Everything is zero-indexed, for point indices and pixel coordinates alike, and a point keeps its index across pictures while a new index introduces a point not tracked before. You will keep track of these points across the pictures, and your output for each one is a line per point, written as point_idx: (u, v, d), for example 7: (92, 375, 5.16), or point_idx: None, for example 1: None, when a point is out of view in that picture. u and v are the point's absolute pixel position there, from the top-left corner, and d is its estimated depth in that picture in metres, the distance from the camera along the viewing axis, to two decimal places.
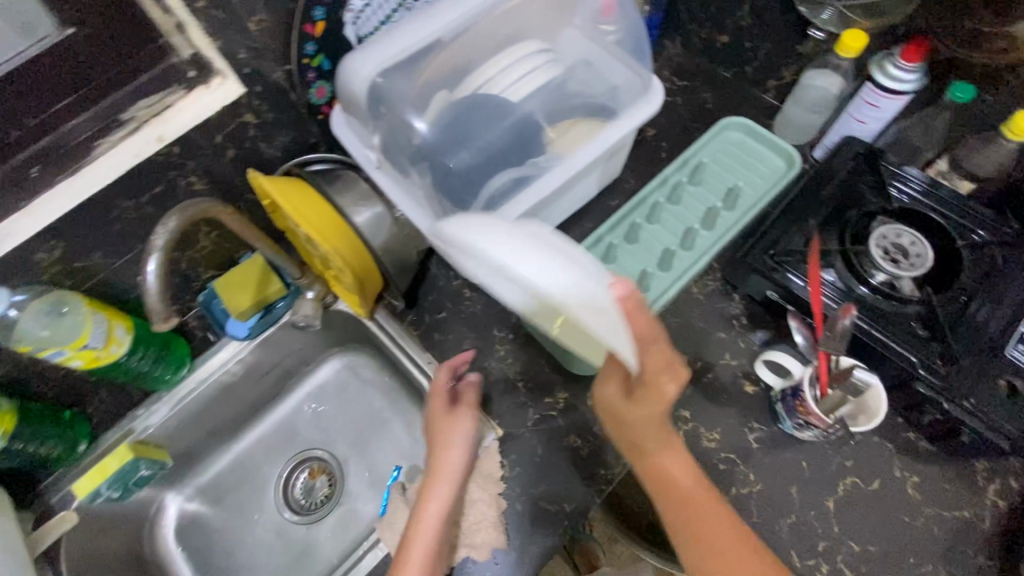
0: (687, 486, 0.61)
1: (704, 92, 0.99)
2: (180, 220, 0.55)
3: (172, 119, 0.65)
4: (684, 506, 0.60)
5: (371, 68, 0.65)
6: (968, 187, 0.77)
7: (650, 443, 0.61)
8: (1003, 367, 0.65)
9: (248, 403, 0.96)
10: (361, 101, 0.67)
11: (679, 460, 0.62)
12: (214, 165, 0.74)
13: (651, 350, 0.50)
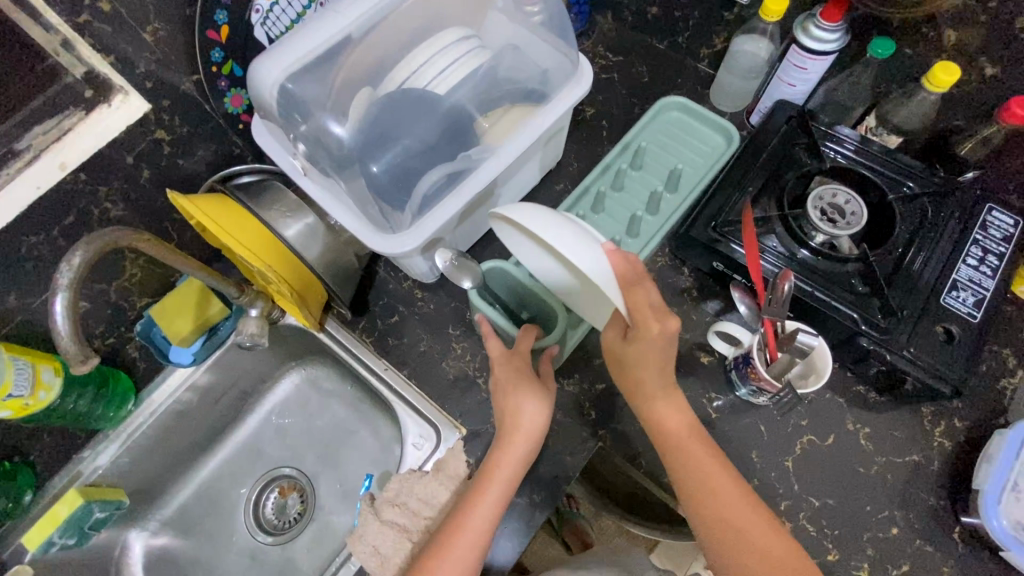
0: (677, 435, 0.62)
1: (639, 66, 0.98)
2: (91, 252, 0.50)
3: (71, 144, 0.63)
4: (677, 446, 0.62)
5: (277, 73, 0.62)
6: (894, 142, 0.78)
7: (652, 385, 0.62)
8: (939, 315, 0.67)
9: (206, 428, 0.92)
10: (275, 107, 0.64)
11: (678, 413, 0.63)
12: (129, 187, 0.70)
13: (637, 290, 0.55)
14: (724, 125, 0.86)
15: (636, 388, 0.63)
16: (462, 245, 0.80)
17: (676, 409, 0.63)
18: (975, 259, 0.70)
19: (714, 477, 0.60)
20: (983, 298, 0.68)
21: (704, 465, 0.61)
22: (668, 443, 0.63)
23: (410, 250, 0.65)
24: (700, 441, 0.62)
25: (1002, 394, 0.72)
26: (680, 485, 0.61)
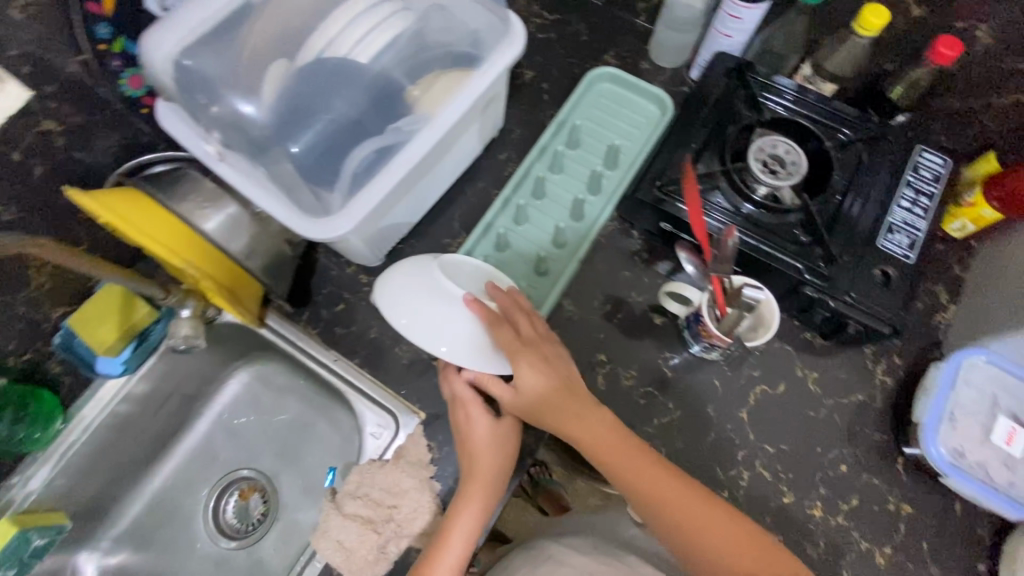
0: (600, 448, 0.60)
1: (577, 23, 0.95)
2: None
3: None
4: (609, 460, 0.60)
5: (174, 50, 0.59)
6: (831, 89, 0.78)
7: (560, 411, 0.60)
8: (877, 258, 0.69)
9: (151, 438, 0.87)
10: (180, 87, 0.59)
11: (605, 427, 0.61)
12: (20, 186, 0.62)
13: (500, 327, 0.59)
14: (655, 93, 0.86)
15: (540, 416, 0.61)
16: (404, 225, 0.77)
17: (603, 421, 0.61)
18: (908, 200, 0.72)
19: (654, 477, 0.59)
20: (916, 240, 0.70)
21: (639, 469, 0.59)
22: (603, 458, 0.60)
23: (344, 232, 0.60)
24: (630, 447, 0.60)
25: (937, 329, 0.75)
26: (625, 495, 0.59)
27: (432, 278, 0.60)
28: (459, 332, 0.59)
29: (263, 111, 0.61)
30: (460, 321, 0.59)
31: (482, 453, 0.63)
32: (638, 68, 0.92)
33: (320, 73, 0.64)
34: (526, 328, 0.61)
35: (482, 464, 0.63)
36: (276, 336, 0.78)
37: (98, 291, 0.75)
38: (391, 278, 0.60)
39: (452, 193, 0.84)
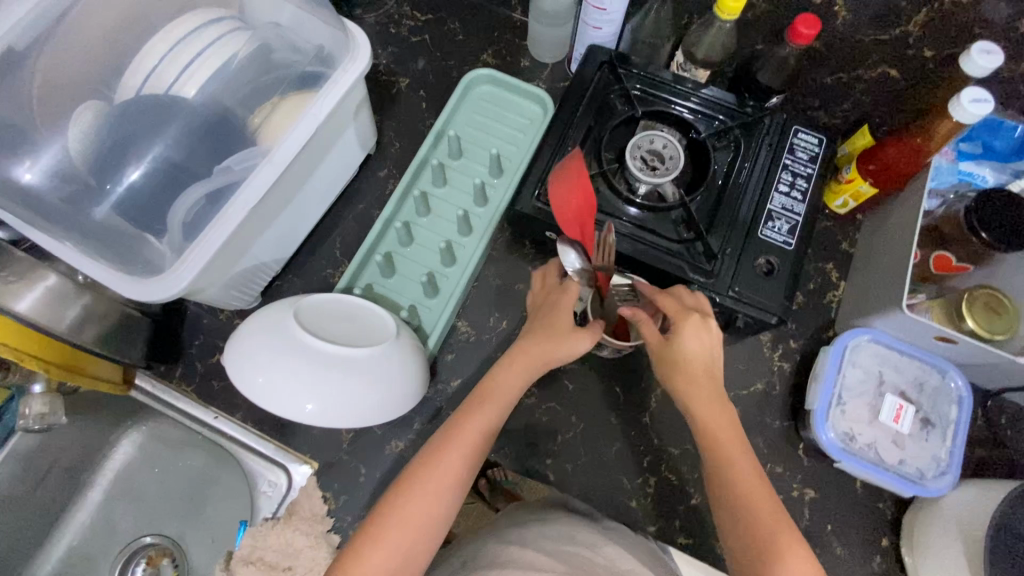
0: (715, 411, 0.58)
1: (451, 23, 0.89)
2: None
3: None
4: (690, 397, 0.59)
5: None
6: (704, 76, 0.76)
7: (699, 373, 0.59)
8: (760, 247, 0.68)
9: (36, 519, 0.80)
10: None
11: (696, 364, 0.59)
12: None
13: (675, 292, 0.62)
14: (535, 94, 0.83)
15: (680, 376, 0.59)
16: (273, 262, 0.71)
17: (695, 360, 0.59)
18: (786, 185, 0.71)
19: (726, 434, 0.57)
20: (796, 225, 0.69)
21: (712, 419, 0.58)
22: (682, 391, 0.59)
23: (176, 292, 0.54)
24: (715, 400, 0.59)
25: (829, 308, 0.75)
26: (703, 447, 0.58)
27: (289, 332, 0.55)
28: (328, 395, 0.54)
29: (67, 166, 0.55)
30: (326, 378, 0.54)
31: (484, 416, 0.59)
32: (518, 66, 0.88)
33: (129, 114, 0.57)
34: (389, 371, 0.57)
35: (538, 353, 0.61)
36: (148, 398, 0.72)
37: None
38: (240, 339, 0.55)
39: (331, 220, 0.79)
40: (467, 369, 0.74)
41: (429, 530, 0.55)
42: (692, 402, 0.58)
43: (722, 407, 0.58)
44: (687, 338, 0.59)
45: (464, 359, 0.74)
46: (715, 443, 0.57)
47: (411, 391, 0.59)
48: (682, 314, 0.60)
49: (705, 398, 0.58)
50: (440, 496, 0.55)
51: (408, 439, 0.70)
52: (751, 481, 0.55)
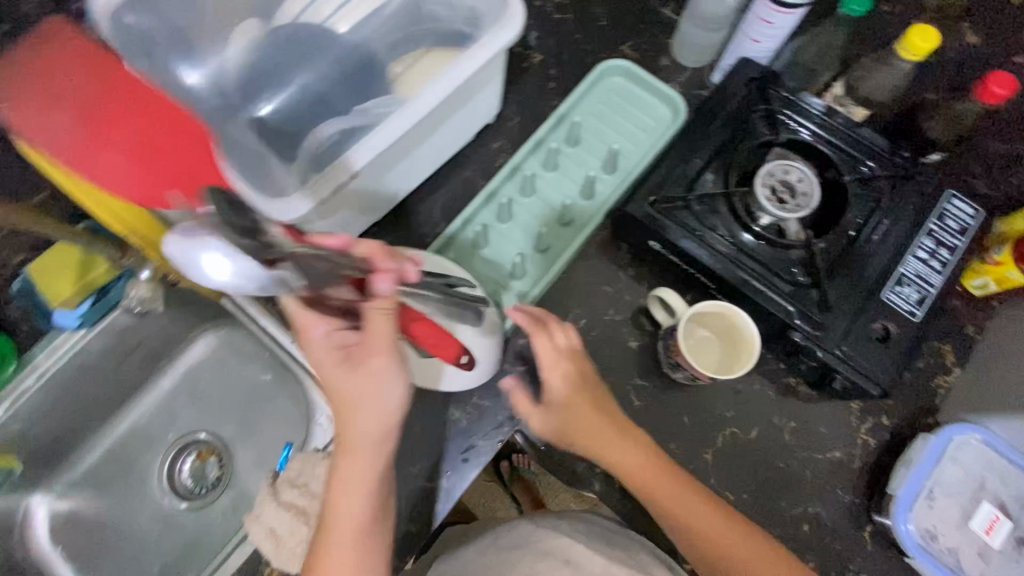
0: (641, 464, 0.60)
1: (596, 8, 0.87)
2: None
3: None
4: (620, 444, 0.61)
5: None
6: (861, 114, 0.71)
7: (598, 422, 0.61)
8: (882, 310, 0.63)
9: (114, 391, 0.86)
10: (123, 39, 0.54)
11: (599, 415, 0.62)
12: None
13: (541, 336, 0.62)
14: (669, 96, 0.79)
15: (581, 423, 0.61)
16: (377, 208, 0.72)
17: (590, 409, 0.62)
18: (927, 251, 0.65)
19: (658, 479, 0.59)
20: (926, 296, 0.63)
21: (631, 459, 0.60)
22: (602, 448, 0.61)
23: (293, 218, 0.54)
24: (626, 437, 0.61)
25: (935, 393, 0.69)
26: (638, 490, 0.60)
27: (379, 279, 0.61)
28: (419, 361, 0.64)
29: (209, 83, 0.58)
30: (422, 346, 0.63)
31: (365, 462, 0.54)
32: (656, 63, 0.84)
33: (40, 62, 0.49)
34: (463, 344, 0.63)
35: (357, 431, 0.54)
36: (236, 308, 0.76)
37: (57, 244, 0.70)
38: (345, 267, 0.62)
39: (437, 180, 0.79)
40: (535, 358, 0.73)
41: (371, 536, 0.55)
42: (618, 457, 0.60)
43: (644, 448, 0.61)
44: (557, 386, 0.62)
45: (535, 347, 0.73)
46: (650, 488, 0.59)
47: (483, 365, 0.65)
48: (552, 363, 0.61)
49: (626, 444, 0.61)
50: (359, 495, 0.54)
51: (465, 410, 0.71)
52: (701, 526, 0.57)
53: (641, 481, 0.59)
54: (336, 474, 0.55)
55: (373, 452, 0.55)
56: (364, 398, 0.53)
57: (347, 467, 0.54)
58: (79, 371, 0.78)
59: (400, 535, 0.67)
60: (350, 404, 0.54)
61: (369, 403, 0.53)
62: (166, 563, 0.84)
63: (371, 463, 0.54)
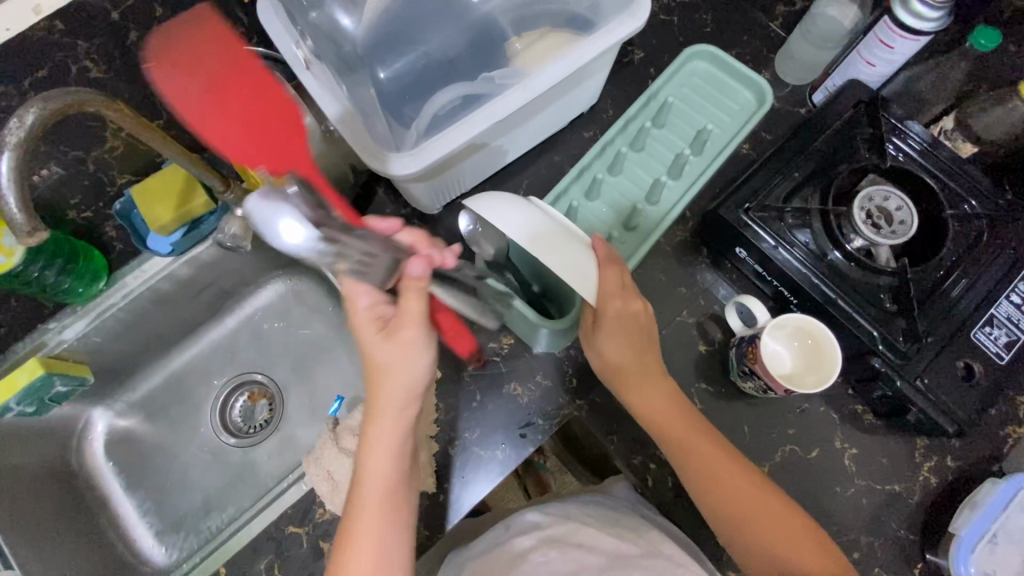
0: (693, 439, 0.59)
1: (704, 12, 0.86)
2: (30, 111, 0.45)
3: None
4: (672, 420, 0.60)
5: None
6: (967, 151, 0.70)
7: (655, 395, 0.61)
8: (966, 349, 0.62)
9: (183, 321, 0.89)
10: None
11: (663, 397, 0.61)
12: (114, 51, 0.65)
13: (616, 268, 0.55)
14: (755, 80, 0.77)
15: (633, 383, 0.61)
16: (470, 177, 0.74)
17: (662, 392, 0.61)
18: (1019, 296, 0.65)
19: (712, 455, 0.58)
20: (1015, 340, 0.63)
21: (701, 450, 0.58)
22: (670, 436, 0.60)
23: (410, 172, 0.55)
24: (683, 415, 0.60)
25: (1003, 442, 0.68)
26: (684, 469, 0.58)
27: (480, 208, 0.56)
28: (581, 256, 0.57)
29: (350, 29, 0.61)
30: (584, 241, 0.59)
31: (386, 428, 0.54)
32: (756, 75, 0.84)
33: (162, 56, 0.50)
34: (570, 262, 0.54)
35: (388, 397, 0.54)
36: None
37: (164, 169, 0.73)
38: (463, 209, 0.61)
39: (526, 161, 0.81)
40: None
41: (379, 495, 0.53)
42: (684, 449, 0.59)
43: (715, 445, 0.59)
44: (616, 338, 0.59)
45: None
46: (711, 485, 0.57)
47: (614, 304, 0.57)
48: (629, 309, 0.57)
49: (694, 434, 0.59)
50: (385, 458, 0.54)
51: (527, 387, 0.73)
52: (758, 531, 0.55)
53: (699, 478, 0.58)
54: (370, 435, 0.54)
55: (399, 413, 0.55)
56: (397, 369, 0.54)
57: (382, 426, 0.54)
58: (160, 295, 0.81)
59: (451, 497, 0.69)
60: (381, 372, 0.54)
61: (399, 374, 0.54)
62: (209, 495, 0.86)
63: (407, 423, 0.55)
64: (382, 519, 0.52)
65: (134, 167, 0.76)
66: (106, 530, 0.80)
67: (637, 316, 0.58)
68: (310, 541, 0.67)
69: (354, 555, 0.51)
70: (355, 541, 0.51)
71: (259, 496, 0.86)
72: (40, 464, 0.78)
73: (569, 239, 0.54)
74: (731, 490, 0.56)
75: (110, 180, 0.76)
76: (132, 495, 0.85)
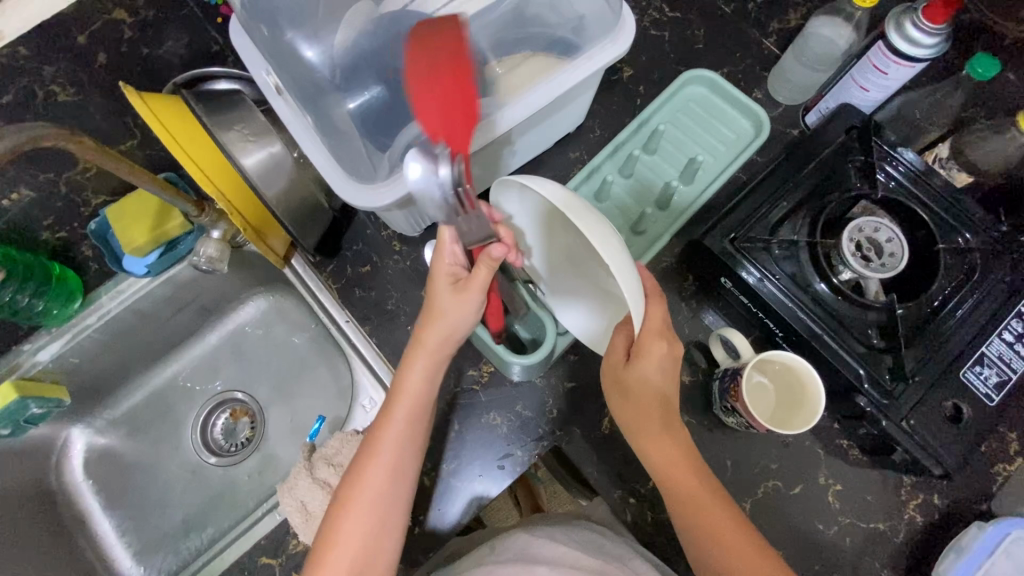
0: (692, 491, 0.57)
1: (696, 28, 0.84)
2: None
3: (14, 14, 0.69)
4: (681, 476, 0.58)
5: None
6: (963, 181, 0.67)
7: (676, 456, 0.58)
8: (955, 388, 0.61)
9: (162, 340, 0.87)
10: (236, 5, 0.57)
11: (675, 448, 0.59)
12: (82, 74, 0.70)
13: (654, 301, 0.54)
14: (754, 109, 0.74)
15: (646, 433, 0.59)
16: None
17: (671, 442, 0.59)
18: (1012, 334, 0.63)
19: (717, 516, 0.56)
20: (1006, 380, 0.62)
21: (708, 509, 0.56)
22: (680, 488, 0.58)
23: (380, 206, 0.55)
24: (695, 468, 0.59)
25: (992, 480, 0.66)
26: (685, 526, 0.57)
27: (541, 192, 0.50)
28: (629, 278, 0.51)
29: (311, 62, 0.57)
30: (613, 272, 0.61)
31: (423, 366, 0.58)
32: (749, 94, 0.82)
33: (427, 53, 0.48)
34: (620, 271, 0.47)
35: (430, 338, 0.58)
36: (296, 279, 0.77)
37: (137, 191, 0.73)
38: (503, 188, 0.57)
39: None
40: (583, 375, 0.73)
41: (400, 461, 0.57)
42: (691, 504, 0.57)
43: (720, 501, 0.57)
44: (649, 372, 0.55)
45: (584, 365, 0.73)
46: (716, 542, 0.55)
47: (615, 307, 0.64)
48: (661, 335, 0.54)
49: (702, 487, 0.58)
50: (411, 411, 0.58)
51: (506, 416, 0.72)
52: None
53: (695, 533, 0.56)
54: (408, 368, 0.59)
55: (435, 355, 0.59)
56: (446, 317, 0.57)
57: (420, 363, 0.58)
58: (136, 316, 0.79)
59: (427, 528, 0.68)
60: (427, 316, 0.58)
61: (442, 322, 0.57)
62: (189, 515, 0.85)
63: (440, 366, 0.59)
64: (401, 448, 0.57)
65: (110, 187, 0.77)
66: (84, 550, 0.80)
67: (671, 360, 0.56)
68: (283, 572, 0.67)
69: (370, 471, 0.56)
70: (374, 461, 0.56)
71: (238, 517, 0.85)
72: (17, 485, 0.77)
73: (626, 256, 0.49)
74: (729, 550, 0.55)
75: (85, 201, 0.77)
76: (111, 516, 0.84)
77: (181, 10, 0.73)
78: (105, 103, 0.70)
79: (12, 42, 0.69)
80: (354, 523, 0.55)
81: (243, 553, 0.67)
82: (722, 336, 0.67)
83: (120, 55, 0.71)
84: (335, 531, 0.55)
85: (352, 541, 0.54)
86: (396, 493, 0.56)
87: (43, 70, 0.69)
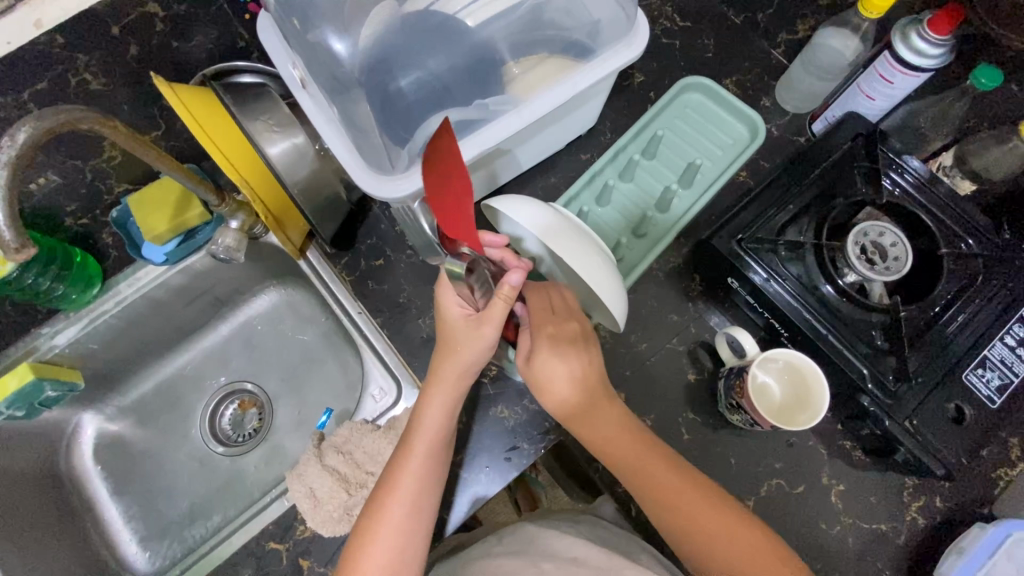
0: (663, 479, 0.57)
1: (707, 37, 0.86)
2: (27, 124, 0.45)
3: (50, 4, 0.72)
4: (635, 461, 0.59)
5: None
6: (966, 188, 0.70)
7: (632, 450, 0.59)
8: (958, 390, 0.62)
9: (177, 328, 0.88)
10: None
11: (614, 424, 0.60)
12: (113, 63, 0.73)
13: None
14: (748, 114, 0.76)
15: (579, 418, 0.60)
16: None
17: (612, 420, 0.60)
18: (1014, 339, 0.64)
19: (685, 500, 0.56)
20: (1007, 383, 0.63)
21: (672, 488, 0.57)
22: (631, 471, 0.59)
23: (403, 196, 0.57)
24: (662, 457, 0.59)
25: (993, 484, 0.67)
26: (652, 506, 0.58)
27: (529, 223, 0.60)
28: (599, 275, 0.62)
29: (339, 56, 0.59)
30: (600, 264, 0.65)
31: (442, 398, 0.62)
32: (757, 102, 0.84)
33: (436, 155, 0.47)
34: (600, 274, 0.60)
35: (448, 371, 0.62)
36: (310, 270, 0.79)
37: (161, 179, 0.75)
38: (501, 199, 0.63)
39: (522, 181, 0.81)
40: None
41: (422, 489, 0.60)
42: (646, 484, 0.58)
43: (670, 466, 0.58)
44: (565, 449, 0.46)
45: None
46: (679, 513, 0.56)
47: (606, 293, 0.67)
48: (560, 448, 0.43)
49: (649, 454, 0.59)
50: (432, 443, 0.61)
51: (513, 410, 0.73)
52: (722, 546, 0.54)
53: (669, 516, 0.57)
54: (428, 402, 0.62)
55: (454, 387, 0.62)
56: (462, 350, 0.60)
57: (438, 395, 0.62)
58: (152, 303, 0.81)
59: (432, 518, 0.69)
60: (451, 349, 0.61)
61: (465, 354, 0.60)
62: (196, 503, 0.86)
63: (456, 400, 0.63)
64: (422, 478, 0.60)
65: (132, 176, 0.80)
66: (90, 534, 0.80)
67: None
68: (289, 558, 0.67)
69: (393, 500, 0.59)
70: (395, 492, 0.59)
71: (243, 504, 0.86)
72: (30, 467, 0.78)
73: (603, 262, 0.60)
74: (703, 528, 0.55)
75: (108, 188, 0.79)
76: (119, 500, 0.84)
77: (208, 7, 0.76)
78: (136, 94, 0.74)
79: (50, 30, 0.71)
80: (379, 545, 0.57)
81: (251, 536, 0.68)
82: (728, 335, 0.69)
83: (151, 49, 0.74)
84: (364, 554, 0.57)
85: (378, 565, 0.56)
86: (420, 513, 0.59)
87: (76, 59, 0.72)
